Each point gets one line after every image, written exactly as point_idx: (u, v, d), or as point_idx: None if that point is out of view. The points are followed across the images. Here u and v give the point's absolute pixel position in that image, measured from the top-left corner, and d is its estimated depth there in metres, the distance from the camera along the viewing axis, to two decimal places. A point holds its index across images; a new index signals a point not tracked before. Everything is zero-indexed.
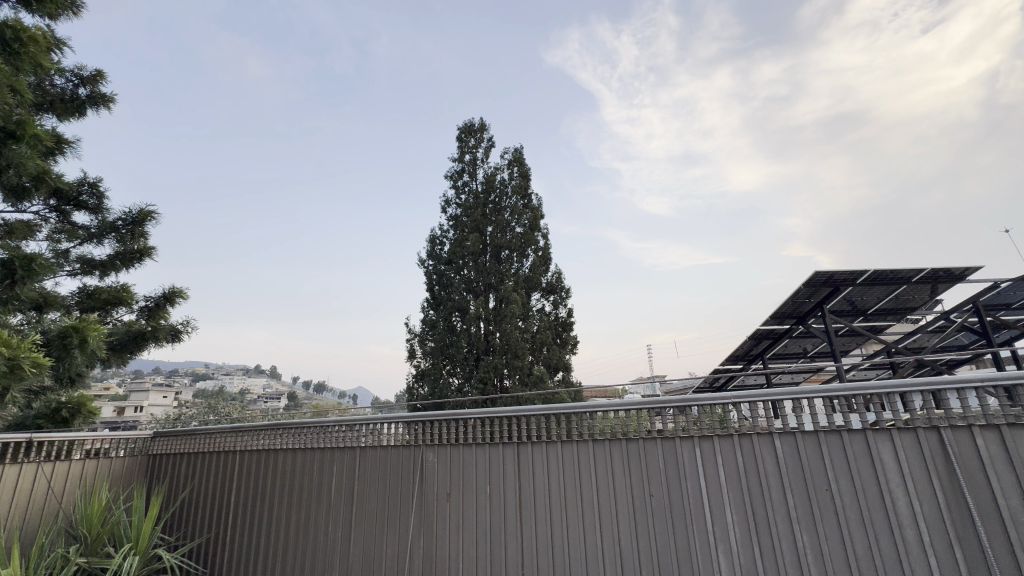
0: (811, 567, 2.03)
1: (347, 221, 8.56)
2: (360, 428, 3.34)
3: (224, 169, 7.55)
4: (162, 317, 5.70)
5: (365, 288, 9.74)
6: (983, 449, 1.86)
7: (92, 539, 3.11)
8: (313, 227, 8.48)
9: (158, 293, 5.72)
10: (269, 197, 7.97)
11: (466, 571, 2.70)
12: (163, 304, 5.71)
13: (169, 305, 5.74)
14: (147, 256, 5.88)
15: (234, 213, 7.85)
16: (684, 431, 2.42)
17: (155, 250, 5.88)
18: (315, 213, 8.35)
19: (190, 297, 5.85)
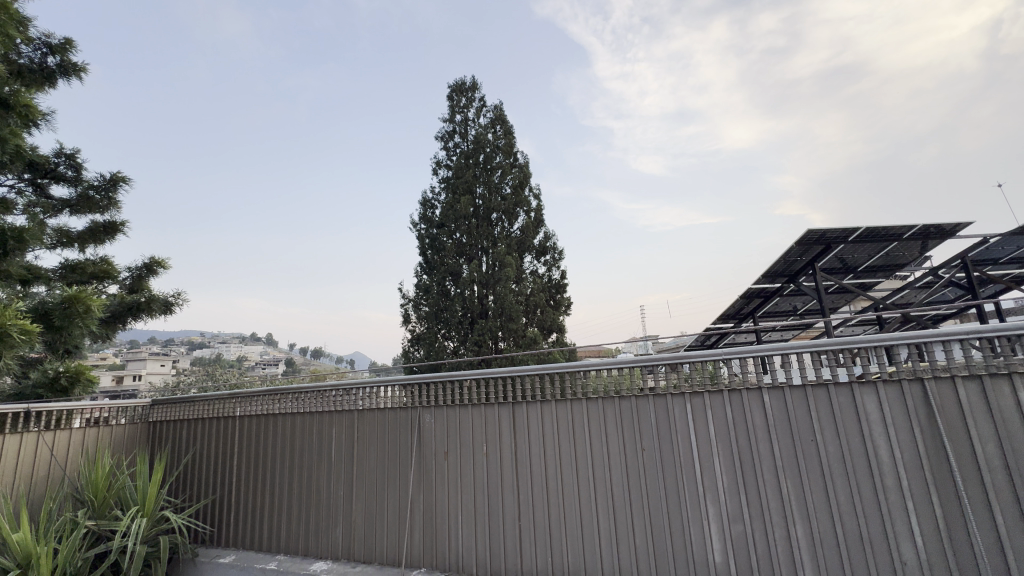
0: (795, 514, 2.13)
1: (330, 186, 8.27)
2: (358, 391, 3.39)
3: (199, 131, 7.29)
4: (148, 287, 5.76)
5: (355, 254, 9.58)
6: (964, 399, 1.92)
7: (99, 503, 3.18)
8: (300, 194, 8.26)
9: (138, 265, 5.80)
10: (254, 162, 7.75)
11: (466, 524, 2.81)
12: (144, 275, 5.77)
13: (150, 275, 5.80)
14: (119, 233, 5.85)
15: (218, 180, 7.66)
16: (675, 388, 2.47)
17: (126, 226, 5.85)
18: (300, 176, 8.15)
19: (170, 268, 5.97)
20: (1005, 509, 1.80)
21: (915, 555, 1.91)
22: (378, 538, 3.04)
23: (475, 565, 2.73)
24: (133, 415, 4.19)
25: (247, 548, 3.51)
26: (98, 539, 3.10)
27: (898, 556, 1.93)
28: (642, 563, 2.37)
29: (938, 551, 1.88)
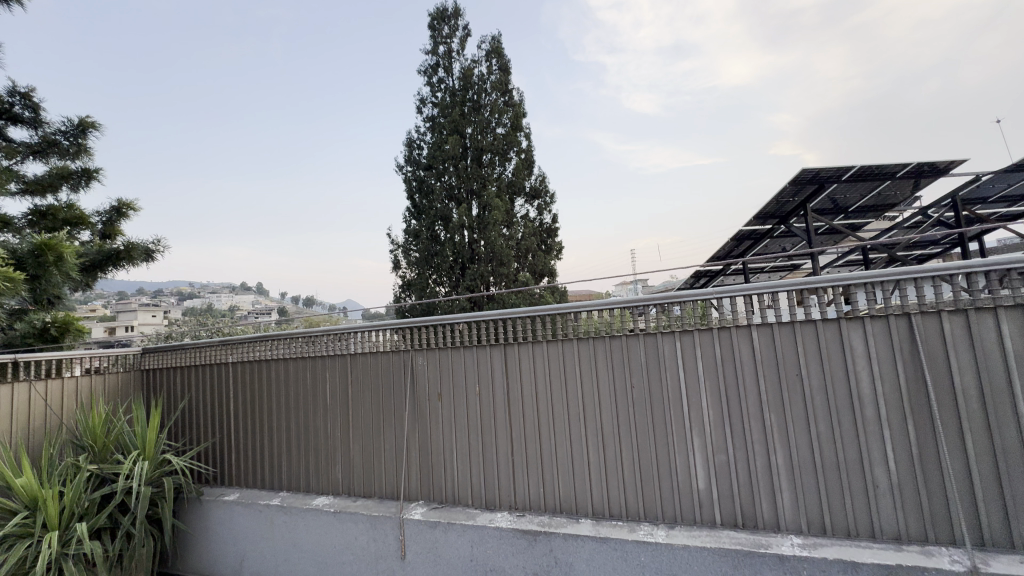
0: (777, 444, 2.22)
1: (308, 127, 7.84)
2: (350, 336, 3.39)
3: (154, 71, 6.78)
4: (122, 233, 5.80)
5: (334, 201, 9.07)
6: (948, 332, 1.95)
7: (100, 448, 3.25)
8: (278, 140, 7.91)
9: (108, 209, 5.76)
10: (225, 105, 7.24)
11: (462, 460, 2.92)
12: (115, 219, 5.76)
13: (121, 218, 5.80)
14: (94, 178, 5.73)
15: (190, 122, 7.31)
16: (665, 327, 2.48)
17: (103, 171, 5.80)
18: (274, 119, 7.64)
19: (140, 211, 5.95)
20: (975, 435, 1.90)
21: (887, 479, 2.03)
22: (377, 475, 3.16)
23: (471, 496, 2.87)
24: (126, 362, 4.17)
25: (250, 486, 3.64)
26: (103, 482, 3.20)
27: (871, 480, 2.05)
28: (629, 491, 2.49)
29: (909, 475, 2.00)
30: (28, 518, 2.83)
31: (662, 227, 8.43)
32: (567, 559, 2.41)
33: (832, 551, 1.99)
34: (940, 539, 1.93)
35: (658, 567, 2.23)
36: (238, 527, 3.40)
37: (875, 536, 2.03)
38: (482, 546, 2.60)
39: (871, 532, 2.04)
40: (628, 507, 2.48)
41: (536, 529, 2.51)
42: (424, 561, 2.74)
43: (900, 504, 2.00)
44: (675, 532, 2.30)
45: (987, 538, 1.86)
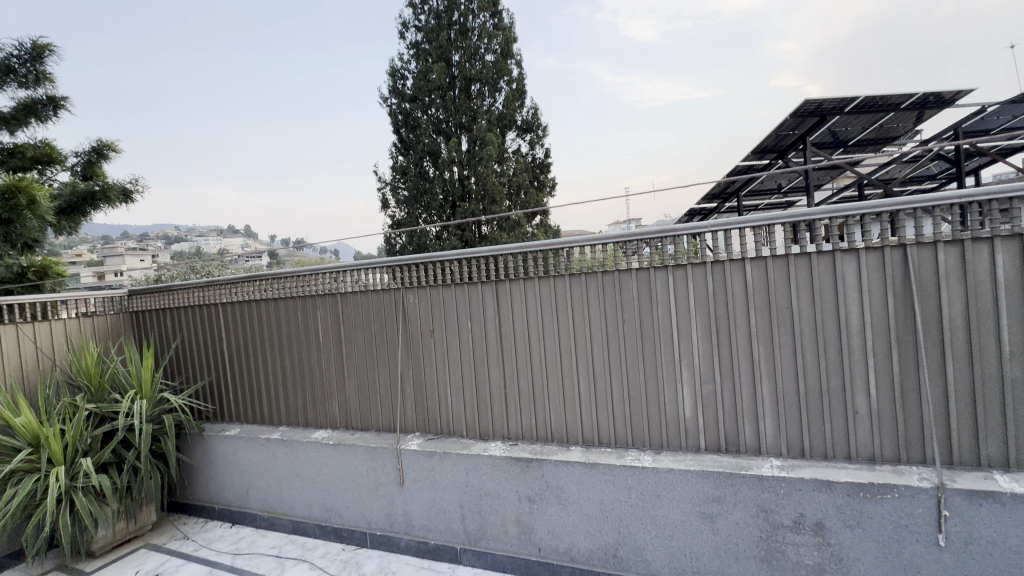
0: (763, 374, 2.27)
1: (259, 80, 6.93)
2: (340, 274, 3.33)
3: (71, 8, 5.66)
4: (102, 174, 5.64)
5: (301, 163, 8.27)
6: (942, 263, 1.94)
7: (96, 388, 3.28)
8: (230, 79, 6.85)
9: (86, 149, 5.64)
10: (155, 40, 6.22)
11: (455, 394, 2.98)
12: (95, 159, 5.64)
13: (102, 160, 5.67)
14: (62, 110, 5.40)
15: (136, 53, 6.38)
16: (658, 263, 2.44)
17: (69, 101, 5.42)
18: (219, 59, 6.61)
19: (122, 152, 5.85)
20: (956, 363, 1.94)
21: (867, 405, 2.10)
22: (373, 409, 3.24)
23: (465, 428, 2.96)
24: (116, 303, 4.13)
25: (250, 421, 3.73)
26: (102, 420, 3.26)
27: (852, 406, 2.11)
28: (619, 421, 2.57)
29: (888, 401, 2.06)
30: (32, 454, 2.90)
31: (656, 166, 8.19)
32: (558, 483, 2.54)
33: (808, 472, 2.10)
34: (911, 460, 2.03)
35: (644, 489, 2.35)
36: (241, 460, 3.52)
37: (850, 458, 2.13)
38: (476, 473, 2.73)
39: (847, 454, 2.14)
40: (616, 435, 2.58)
41: (527, 457, 2.61)
42: (423, 487, 2.88)
43: (877, 429, 2.08)
44: (662, 456, 2.41)
45: (955, 457, 1.96)
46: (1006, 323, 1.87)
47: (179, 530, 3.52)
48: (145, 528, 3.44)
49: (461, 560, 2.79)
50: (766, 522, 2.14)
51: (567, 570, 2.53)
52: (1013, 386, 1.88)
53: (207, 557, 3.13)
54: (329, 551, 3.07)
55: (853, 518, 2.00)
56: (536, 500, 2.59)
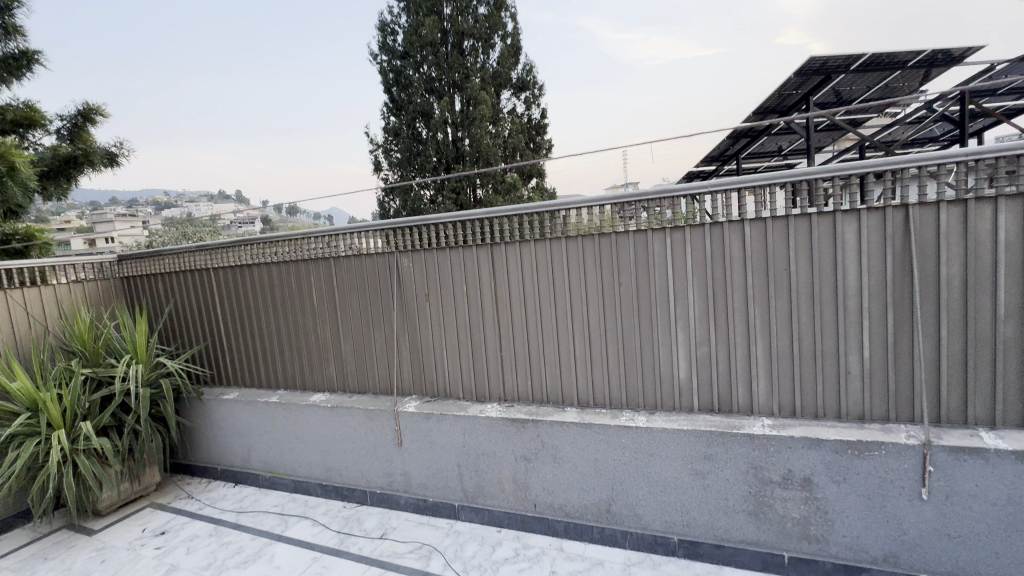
0: (757, 336, 2.27)
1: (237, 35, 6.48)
2: (332, 238, 3.28)
3: None
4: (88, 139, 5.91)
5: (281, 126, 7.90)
6: (943, 223, 1.91)
7: (91, 353, 3.27)
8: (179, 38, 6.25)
9: None
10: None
11: (451, 358, 2.99)
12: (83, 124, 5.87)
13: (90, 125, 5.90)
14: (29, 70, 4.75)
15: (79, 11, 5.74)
16: (656, 225, 2.40)
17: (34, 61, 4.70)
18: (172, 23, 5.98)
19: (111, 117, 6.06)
20: (951, 325, 1.95)
21: (859, 366, 2.12)
22: (370, 372, 3.26)
23: (462, 391, 2.99)
24: (105, 269, 4.07)
25: (247, 385, 3.76)
26: (99, 384, 3.27)
27: (844, 367, 2.14)
28: (614, 383, 2.60)
29: (880, 362, 2.08)
30: (30, 419, 2.92)
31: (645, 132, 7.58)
32: (553, 443, 2.59)
33: (799, 431, 2.14)
34: (900, 418, 2.07)
35: (637, 448, 2.40)
36: (240, 423, 3.57)
37: (840, 417, 2.17)
38: (473, 433, 2.77)
39: (837, 413, 2.18)
40: (611, 396, 2.61)
41: (523, 417, 2.65)
42: (421, 448, 2.93)
43: (868, 389, 2.11)
44: (655, 417, 2.45)
45: (943, 415, 2.00)
46: (1004, 285, 1.86)
47: (184, 490, 3.61)
48: (150, 488, 3.52)
49: (459, 516, 2.88)
50: (756, 478, 2.20)
51: (562, 524, 2.62)
52: (1005, 346, 1.89)
53: (212, 515, 3.21)
54: (331, 508, 3.16)
55: (840, 474, 2.06)
56: (531, 460, 2.65)
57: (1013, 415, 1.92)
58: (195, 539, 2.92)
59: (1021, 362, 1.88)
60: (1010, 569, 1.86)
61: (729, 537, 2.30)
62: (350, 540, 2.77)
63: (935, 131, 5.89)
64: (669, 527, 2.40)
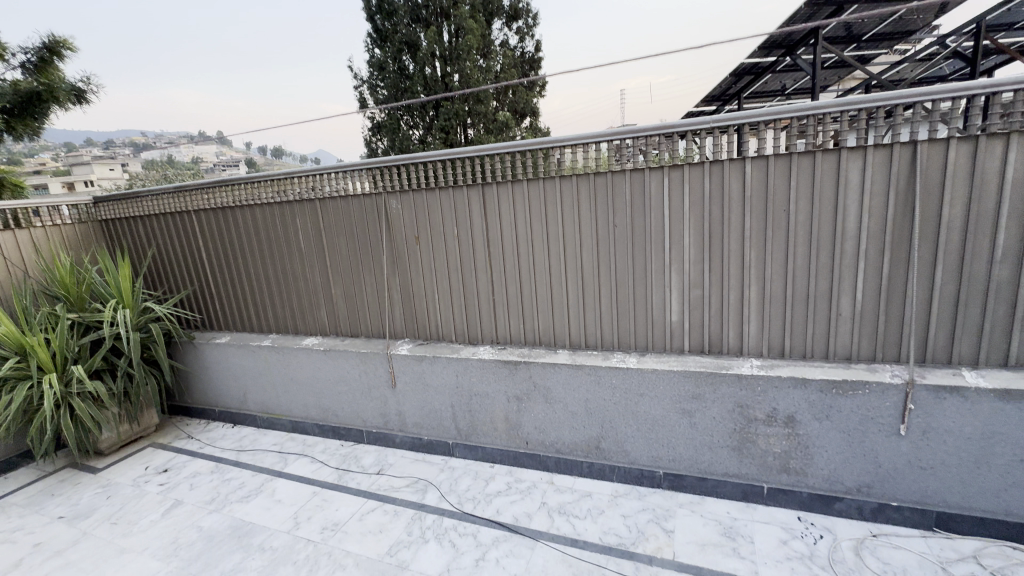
0: (752, 278, 2.25)
1: None
2: (316, 178, 3.13)
3: None
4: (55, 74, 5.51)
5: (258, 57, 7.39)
6: (951, 160, 1.84)
7: (75, 298, 3.21)
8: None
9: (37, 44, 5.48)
10: None
11: (443, 301, 2.97)
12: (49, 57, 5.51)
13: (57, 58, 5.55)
14: None
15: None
16: (654, 163, 2.30)
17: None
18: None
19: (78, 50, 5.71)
20: (946, 267, 1.93)
21: (851, 307, 2.12)
22: (361, 316, 3.24)
23: (454, 333, 2.99)
24: (82, 211, 3.93)
25: (238, 329, 3.74)
26: (87, 329, 3.23)
27: (836, 308, 2.14)
28: (606, 325, 2.60)
29: (872, 304, 2.08)
30: (20, 363, 2.91)
31: None
32: (545, 384, 2.63)
33: (786, 371, 2.18)
34: (886, 358, 2.10)
35: (627, 388, 2.44)
36: (234, 366, 3.59)
37: (827, 357, 2.20)
38: (466, 375, 2.81)
39: (825, 353, 2.21)
40: (603, 338, 2.62)
41: (516, 359, 2.67)
42: (415, 389, 2.98)
43: (857, 330, 2.12)
44: (646, 358, 2.47)
45: (928, 355, 2.03)
46: (1004, 225, 1.83)
47: (184, 430, 3.68)
48: (149, 429, 3.59)
49: (453, 453, 2.98)
50: (742, 416, 2.27)
51: (553, 459, 2.72)
52: (997, 287, 1.89)
53: (213, 453, 3.30)
54: (328, 447, 3.25)
55: (823, 411, 2.12)
56: (523, 400, 2.70)
57: (997, 355, 1.95)
58: (198, 476, 3.01)
59: (1011, 303, 1.89)
60: (975, 498, 1.97)
61: (712, 470, 2.40)
62: (349, 476, 2.87)
63: (944, 70, 5.64)
64: (655, 462, 2.50)
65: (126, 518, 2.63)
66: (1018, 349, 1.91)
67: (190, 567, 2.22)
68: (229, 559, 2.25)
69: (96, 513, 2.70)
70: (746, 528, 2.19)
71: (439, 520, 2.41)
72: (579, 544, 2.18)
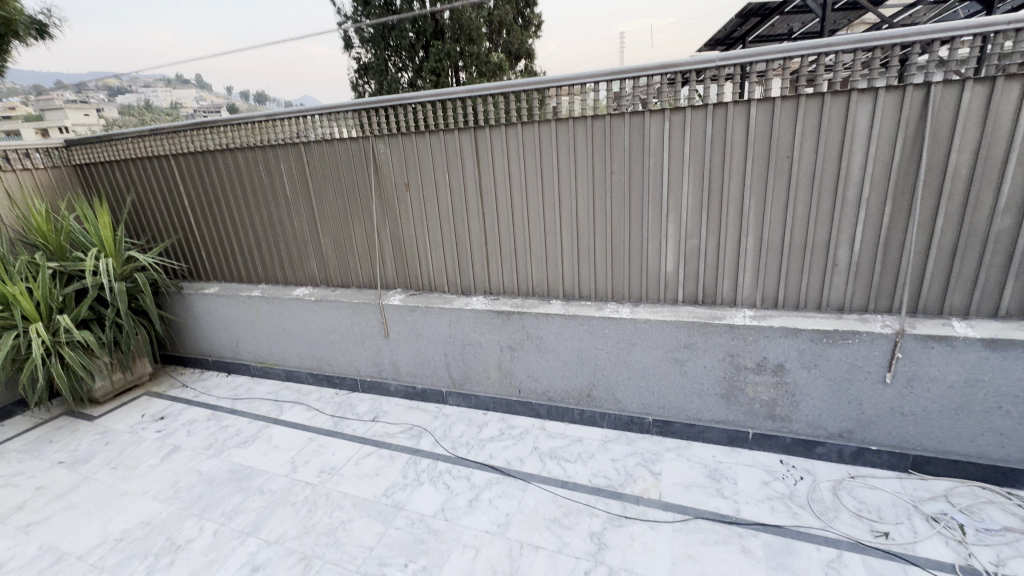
0: (749, 227, 2.21)
1: None
2: (299, 120, 2.97)
3: None
4: None
5: None
6: (964, 104, 1.76)
7: (55, 246, 3.12)
8: None
9: None
10: None
11: (434, 251, 2.91)
12: None
13: None
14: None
15: None
16: (655, 105, 2.19)
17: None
18: None
19: None
20: (947, 217, 1.90)
21: (847, 258, 2.10)
22: (352, 266, 3.18)
23: (447, 284, 2.96)
24: (53, 155, 3.75)
25: (227, 279, 3.68)
26: (70, 278, 3.16)
27: (832, 259, 2.12)
28: (600, 275, 2.57)
29: (869, 254, 2.06)
30: (3, 312, 2.86)
31: None
32: (538, 334, 2.63)
33: (778, 321, 2.18)
34: (878, 308, 2.11)
35: (620, 338, 2.45)
36: (225, 316, 3.56)
37: (820, 308, 2.20)
38: (459, 325, 2.80)
39: (817, 303, 2.21)
40: (597, 289, 2.60)
41: (509, 309, 2.65)
42: (407, 339, 2.98)
43: (851, 280, 2.11)
44: (639, 308, 2.47)
45: (920, 305, 2.04)
46: (1011, 173, 1.78)
47: (178, 379, 3.70)
48: (143, 378, 3.60)
49: (447, 401, 3.03)
50: (731, 365, 2.30)
51: (545, 407, 2.78)
52: (995, 238, 1.87)
53: (209, 401, 3.33)
54: (323, 395, 3.28)
55: (812, 360, 2.14)
56: (516, 349, 2.71)
57: (987, 305, 1.96)
58: (194, 423, 3.05)
59: (1008, 254, 1.87)
60: (950, 442, 2.04)
61: (700, 417, 2.46)
62: (344, 423, 2.92)
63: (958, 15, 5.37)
64: (645, 409, 2.56)
65: (126, 463, 2.68)
66: (1009, 299, 1.92)
67: (192, 508, 2.28)
68: (230, 500, 2.32)
69: (96, 459, 2.74)
70: (730, 471, 2.27)
71: (433, 464, 2.48)
72: (570, 485, 2.26)
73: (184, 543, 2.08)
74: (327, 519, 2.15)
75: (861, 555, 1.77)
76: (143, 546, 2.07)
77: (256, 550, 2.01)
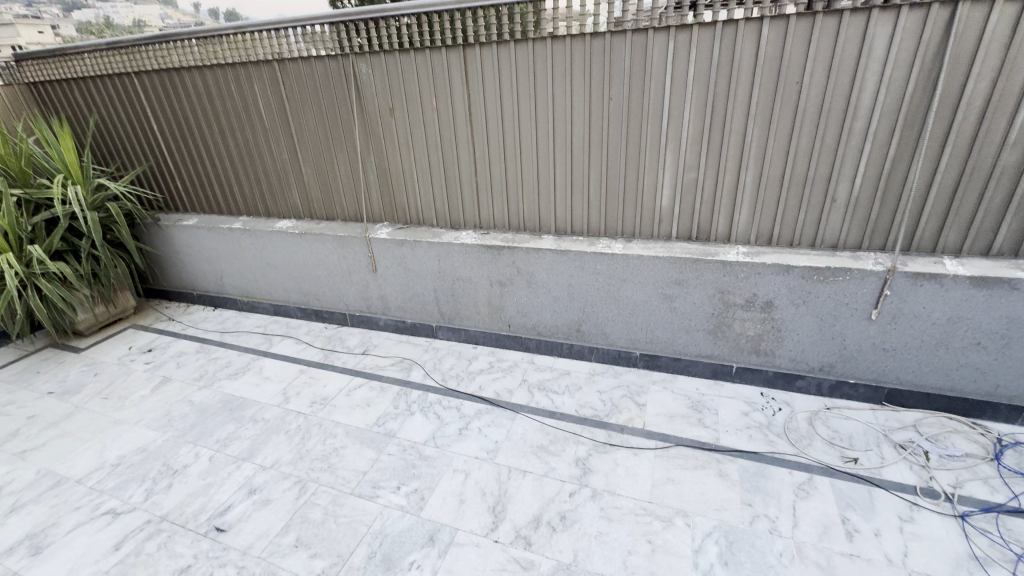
0: (750, 159, 2.13)
1: None
2: (271, 34, 2.72)
3: None
4: None
5: None
6: (990, 26, 1.64)
7: (17, 172, 2.92)
8: None
9: None
10: None
11: (422, 182, 2.79)
12: None
13: None
14: None
15: None
16: (660, 22, 2.02)
17: None
18: None
19: None
20: (954, 150, 1.84)
21: (847, 193, 2.04)
22: (336, 198, 3.06)
23: (435, 217, 2.87)
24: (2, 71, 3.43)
25: (206, 210, 3.53)
26: (38, 207, 3.01)
27: (831, 195, 2.06)
28: (593, 210, 2.50)
29: (870, 189, 2.00)
30: None
31: None
32: (528, 269, 2.60)
33: (771, 258, 2.16)
34: (871, 246, 2.09)
35: (611, 274, 2.43)
36: (207, 249, 3.46)
37: (814, 245, 2.18)
38: (448, 259, 2.75)
39: (812, 240, 2.18)
40: (590, 224, 2.54)
41: (499, 244, 2.60)
42: (396, 274, 2.93)
43: (849, 216, 2.07)
44: (632, 244, 2.42)
45: (914, 244, 2.02)
46: None
47: (163, 313, 3.65)
48: (127, 311, 3.55)
49: (437, 335, 3.04)
50: (721, 302, 2.30)
51: (534, 341, 2.80)
52: (999, 174, 1.82)
53: (197, 334, 3.31)
54: (312, 329, 3.28)
55: (801, 297, 2.15)
56: (506, 284, 2.69)
57: (981, 244, 1.94)
58: (183, 355, 3.04)
59: (1010, 191, 1.83)
60: (926, 376, 2.11)
61: (686, 352, 2.50)
62: (335, 355, 2.94)
63: None
64: (632, 344, 2.59)
65: (117, 393, 2.69)
66: (1003, 238, 1.90)
67: (186, 436, 2.33)
68: (224, 429, 2.36)
69: (86, 389, 2.75)
70: (712, 402, 2.35)
71: (424, 395, 2.52)
72: (557, 415, 2.33)
73: (181, 468, 2.13)
74: (321, 446, 2.21)
75: (830, 478, 1.87)
76: (141, 471, 2.12)
77: (252, 474, 2.07)
